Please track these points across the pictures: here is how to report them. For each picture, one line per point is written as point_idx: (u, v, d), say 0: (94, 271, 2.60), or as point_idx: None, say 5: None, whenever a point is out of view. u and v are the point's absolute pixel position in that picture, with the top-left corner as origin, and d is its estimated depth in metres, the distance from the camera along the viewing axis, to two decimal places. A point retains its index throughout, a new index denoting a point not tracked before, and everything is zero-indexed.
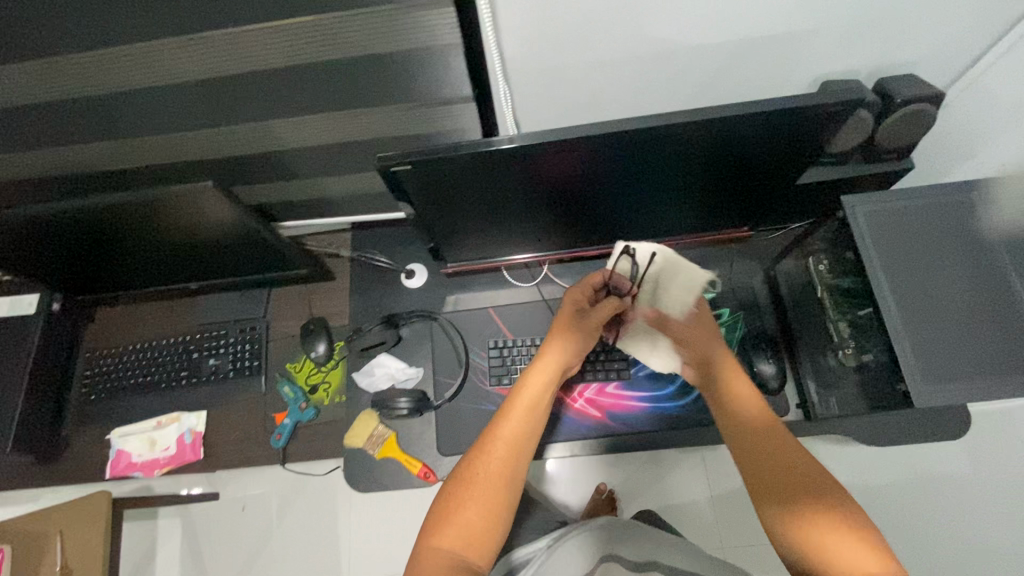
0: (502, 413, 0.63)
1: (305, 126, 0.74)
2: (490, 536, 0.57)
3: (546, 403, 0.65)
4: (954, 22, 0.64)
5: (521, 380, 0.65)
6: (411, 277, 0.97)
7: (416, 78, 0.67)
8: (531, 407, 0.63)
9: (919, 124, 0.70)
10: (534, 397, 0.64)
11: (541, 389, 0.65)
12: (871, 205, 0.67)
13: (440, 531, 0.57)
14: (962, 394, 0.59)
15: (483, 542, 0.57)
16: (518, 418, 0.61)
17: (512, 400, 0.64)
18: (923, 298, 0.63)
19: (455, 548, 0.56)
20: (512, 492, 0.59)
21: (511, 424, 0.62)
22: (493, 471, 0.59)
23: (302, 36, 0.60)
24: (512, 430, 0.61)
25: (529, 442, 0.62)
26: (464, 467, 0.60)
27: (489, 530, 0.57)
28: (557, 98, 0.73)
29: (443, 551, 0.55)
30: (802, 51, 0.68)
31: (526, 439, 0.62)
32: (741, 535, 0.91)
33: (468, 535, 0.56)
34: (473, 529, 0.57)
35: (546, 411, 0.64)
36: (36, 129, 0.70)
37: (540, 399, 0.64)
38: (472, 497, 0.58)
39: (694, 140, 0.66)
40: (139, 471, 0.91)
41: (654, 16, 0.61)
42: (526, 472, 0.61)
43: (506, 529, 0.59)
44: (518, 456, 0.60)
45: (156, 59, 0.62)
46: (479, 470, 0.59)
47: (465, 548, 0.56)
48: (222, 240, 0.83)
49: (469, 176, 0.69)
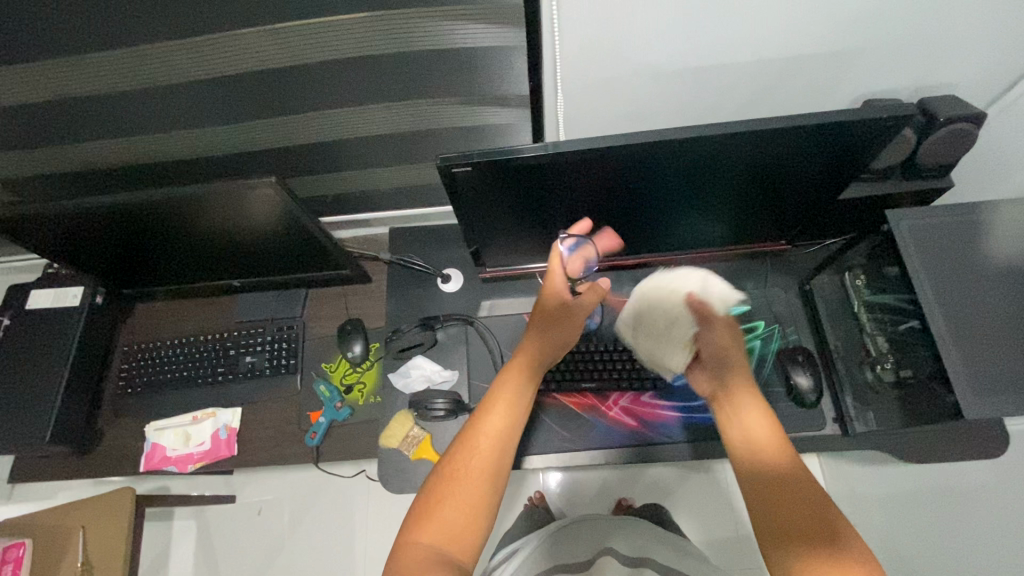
0: (487, 408, 0.64)
1: (363, 119, 0.77)
2: (472, 531, 0.57)
3: (528, 400, 0.66)
4: (996, 42, 0.67)
5: (502, 374, 0.66)
6: (448, 281, 0.99)
7: (477, 77, 0.72)
8: (514, 404, 0.64)
9: (961, 143, 0.72)
10: (515, 395, 0.65)
11: (524, 386, 0.66)
12: (915, 220, 0.69)
13: (423, 526, 0.57)
14: (1014, 407, 0.59)
15: (464, 538, 0.57)
16: (502, 412, 0.62)
17: (496, 395, 0.65)
18: (968, 311, 0.64)
19: (436, 543, 0.56)
20: (494, 488, 0.60)
21: (495, 419, 0.62)
22: (476, 467, 0.60)
23: (377, 32, 0.64)
24: (498, 425, 0.62)
25: (512, 439, 0.63)
26: (448, 463, 0.60)
27: (469, 525, 0.57)
28: (606, 107, 0.76)
29: (426, 543, 0.56)
30: (847, 69, 0.71)
31: (509, 436, 0.63)
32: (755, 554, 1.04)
33: (451, 531, 0.57)
34: (452, 525, 0.57)
35: (528, 408, 0.66)
36: (108, 118, 0.73)
37: (523, 398, 0.65)
38: (455, 492, 0.58)
39: (744, 153, 0.68)
40: (175, 464, 0.91)
41: (709, 30, 0.64)
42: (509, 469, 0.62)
43: (490, 525, 0.59)
44: (502, 453, 0.61)
45: (236, 49, 0.65)
46: (462, 464, 0.60)
47: (447, 543, 0.56)
48: (270, 238, 0.85)
49: (519, 183, 0.71)
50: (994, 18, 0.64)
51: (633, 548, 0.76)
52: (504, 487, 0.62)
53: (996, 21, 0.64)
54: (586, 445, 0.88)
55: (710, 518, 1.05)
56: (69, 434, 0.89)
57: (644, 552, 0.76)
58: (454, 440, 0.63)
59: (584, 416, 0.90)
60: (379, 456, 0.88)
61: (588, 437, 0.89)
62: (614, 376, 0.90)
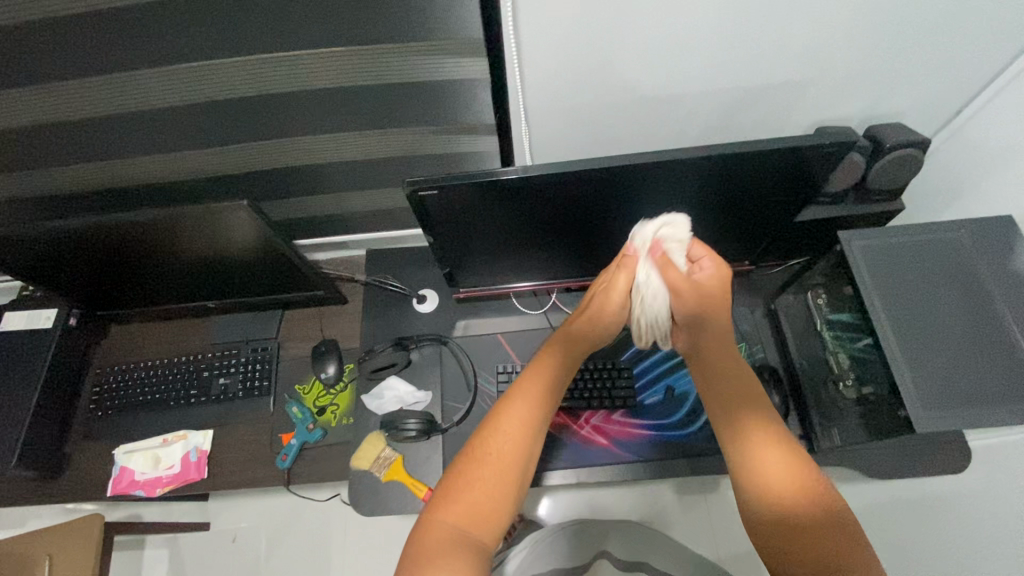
0: (518, 391, 0.60)
1: (337, 143, 0.79)
2: (498, 515, 0.54)
3: (562, 386, 0.62)
4: (934, 74, 0.72)
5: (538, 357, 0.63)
6: (423, 302, 1.00)
7: (446, 105, 0.74)
8: (549, 387, 0.60)
9: (908, 169, 0.76)
10: (550, 378, 0.61)
11: (560, 367, 0.62)
12: (866, 240, 0.72)
13: (446, 507, 0.54)
14: (962, 422, 0.61)
15: (490, 522, 0.54)
16: (536, 396, 0.58)
17: (531, 379, 0.60)
18: (917, 328, 0.66)
19: (458, 526, 0.53)
20: (522, 474, 0.56)
21: (528, 402, 0.59)
22: (506, 449, 0.56)
23: (345, 62, 0.67)
24: (530, 408, 0.58)
25: (544, 424, 0.59)
26: (476, 443, 0.57)
27: (494, 509, 0.54)
28: (572, 134, 0.79)
29: (448, 525, 0.53)
30: (799, 97, 0.75)
31: (541, 420, 0.58)
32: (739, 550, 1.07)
33: (476, 513, 0.53)
34: (477, 508, 0.54)
35: (561, 396, 0.61)
36: (86, 144, 0.75)
37: (557, 384, 0.61)
38: (483, 473, 0.55)
39: (703, 176, 0.70)
40: (142, 489, 0.89)
41: (662, 61, 0.67)
42: (539, 455, 0.58)
43: (514, 511, 0.56)
44: (534, 438, 0.58)
45: (210, 77, 0.68)
46: (491, 446, 0.56)
47: (470, 527, 0.53)
48: (245, 261, 0.86)
49: (486, 206, 0.73)
50: (927, 53, 0.68)
51: (627, 552, 0.75)
52: (533, 471, 0.58)
53: (931, 55, 0.69)
54: (558, 465, 0.89)
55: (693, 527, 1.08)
56: (35, 458, 0.87)
57: (638, 555, 0.75)
58: (482, 422, 0.59)
59: (556, 436, 0.91)
60: (350, 477, 0.87)
61: (560, 457, 0.89)
62: (585, 396, 0.91)
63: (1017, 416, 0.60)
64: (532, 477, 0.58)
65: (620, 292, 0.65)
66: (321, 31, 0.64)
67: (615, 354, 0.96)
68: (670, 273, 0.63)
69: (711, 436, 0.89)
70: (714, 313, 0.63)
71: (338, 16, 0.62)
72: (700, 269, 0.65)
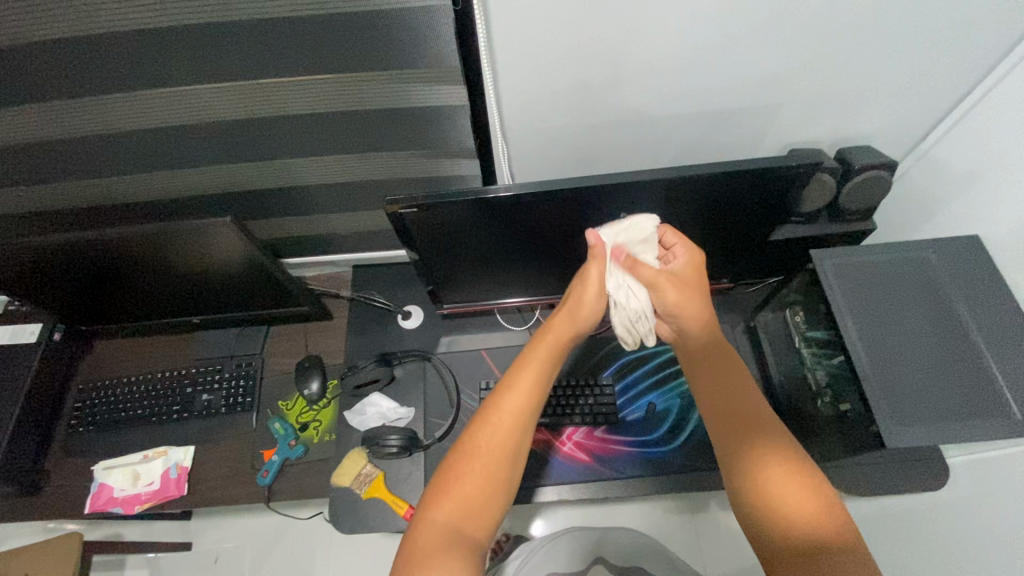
0: (509, 385, 0.59)
1: (323, 166, 0.81)
2: (489, 509, 0.55)
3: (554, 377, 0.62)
4: (898, 99, 0.75)
5: (527, 349, 0.61)
6: (408, 318, 1.02)
7: (427, 131, 0.76)
8: (540, 380, 0.59)
9: (877, 191, 0.79)
10: (540, 372, 0.60)
11: (551, 360, 0.61)
12: (837, 259, 0.75)
13: (439, 502, 0.55)
14: (931, 436, 0.62)
15: (482, 517, 0.55)
16: (525, 390, 0.58)
17: (522, 373, 0.60)
18: (888, 344, 0.68)
19: (451, 521, 0.54)
20: (514, 468, 0.57)
21: (517, 396, 0.58)
22: (498, 444, 0.56)
23: (328, 89, 0.69)
24: (520, 403, 0.58)
25: (536, 416, 0.59)
26: (468, 438, 0.57)
27: (486, 503, 0.55)
28: (553, 155, 0.83)
29: (441, 520, 0.53)
30: (769, 121, 0.78)
31: (533, 413, 0.58)
32: (741, 555, 1.05)
33: (469, 507, 0.54)
34: (469, 502, 0.55)
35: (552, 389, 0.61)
36: (74, 162, 0.77)
37: (548, 378, 0.60)
38: (474, 468, 0.55)
39: (679, 196, 0.71)
40: (121, 505, 0.89)
41: (637, 86, 0.70)
42: (530, 448, 0.58)
43: (506, 503, 0.57)
44: (524, 432, 0.58)
45: (194, 101, 0.70)
46: (482, 441, 0.57)
47: (462, 521, 0.54)
48: (230, 276, 0.87)
49: (466, 225, 0.75)
50: (891, 79, 0.71)
51: (622, 558, 0.77)
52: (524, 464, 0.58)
53: (895, 79, 0.71)
54: (540, 480, 0.89)
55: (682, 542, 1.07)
56: (13, 474, 0.87)
57: (633, 560, 0.77)
58: (474, 417, 0.59)
59: (540, 453, 0.91)
60: (331, 495, 0.87)
61: (543, 473, 0.89)
62: (568, 412, 0.92)
63: (986, 429, 0.61)
64: (523, 470, 0.58)
65: (597, 282, 0.63)
66: (304, 61, 0.66)
67: (597, 370, 0.96)
68: (643, 271, 0.64)
69: (692, 453, 0.89)
70: (692, 297, 0.63)
71: (320, 45, 0.64)
72: (673, 257, 0.67)
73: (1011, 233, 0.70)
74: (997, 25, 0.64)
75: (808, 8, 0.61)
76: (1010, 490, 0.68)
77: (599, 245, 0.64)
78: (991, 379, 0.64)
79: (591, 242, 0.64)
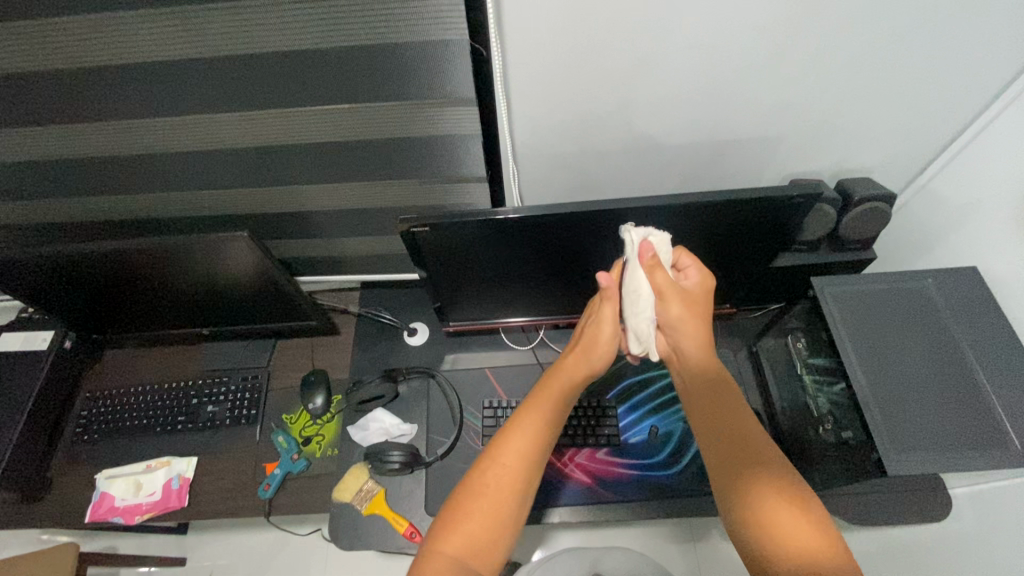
0: (516, 425, 0.60)
1: (335, 192, 0.84)
2: (496, 546, 0.55)
3: (562, 414, 0.63)
4: (894, 135, 0.78)
5: (537, 390, 0.63)
6: (414, 335, 1.03)
7: (441, 157, 0.79)
8: (547, 422, 0.61)
9: (877, 221, 0.81)
10: (549, 413, 0.61)
11: (557, 405, 0.62)
12: (837, 286, 0.77)
13: (446, 537, 0.55)
14: (933, 463, 0.62)
15: (489, 553, 0.55)
16: (533, 429, 0.59)
17: (529, 412, 0.61)
18: (888, 371, 0.70)
19: (459, 556, 0.54)
20: (520, 505, 0.58)
21: (525, 435, 0.59)
22: (505, 482, 0.57)
23: (345, 118, 0.72)
24: (527, 441, 0.59)
25: (543, 455, 0.60)
26: (474, 475, 0.58)
27: (495, 539, 0.55)
28: (561, 180, 0.86)
29: (449, 555, 0.54)
30: (769, 154, 0.81)
31: (539, 454, 0.59)
32: None
33: (475, 543, 0.55)
34: (476, 538, 0.55)
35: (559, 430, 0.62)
36: (99, 179, 0.80)
37: (557, 419, 0.62)
38: (482, 505, 0.56)
39: (685, 222, 0.73)
40: (122, 515, 0.88)
41: (644, 116, 0.73)
42: (537, 485, 0.59)
43: (513, 539, 0.57)
44: (531, 470, 0.59)
45: (216, 129, 0.73)
46: (490, 477, 0.57)
47: (470, 557, 0.54)
48: (241, 288, 0.88)
49: (475, 247, 0.77)
50: (890, 115, 0.74)
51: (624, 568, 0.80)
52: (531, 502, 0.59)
53: (893, 114, 0.74)
54: (542, 502, 0.88)
55: (683, 570, 1.05)
56: (17, 479, 0.87)
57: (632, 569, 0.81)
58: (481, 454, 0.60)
59: (542, 474, 0.91)
60: (332, 510, 0.87)
61: (544, 494, 0.89)
62: (570, 433, 0.92)
63: (988, 459, 0.61)
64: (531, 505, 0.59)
65: (610, 324, 0.66)
66: (322, 93, 0.69)
67: (601, 392, 0.97)
68: (658, 279, 0.63)
69: (692, 478, 0.89)
70: (694, 318, 0.64)
71: (340, 79, 0.67)
72: (684, 277, 0.68)
73: (1006, 265, 0.72)
74: (986, 71, 0.67)
75: (806, 47, 0.64)
76: (1015, 520, 0.67)
77: (610, 284, 0.65)
78: (991, 408, 0.65)
79: (605, 285, 0.64)
